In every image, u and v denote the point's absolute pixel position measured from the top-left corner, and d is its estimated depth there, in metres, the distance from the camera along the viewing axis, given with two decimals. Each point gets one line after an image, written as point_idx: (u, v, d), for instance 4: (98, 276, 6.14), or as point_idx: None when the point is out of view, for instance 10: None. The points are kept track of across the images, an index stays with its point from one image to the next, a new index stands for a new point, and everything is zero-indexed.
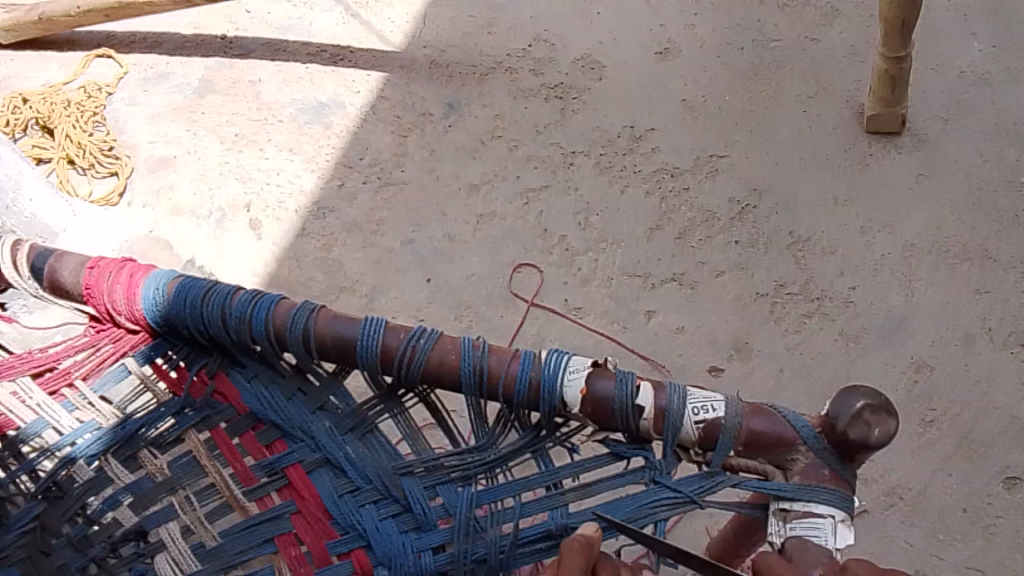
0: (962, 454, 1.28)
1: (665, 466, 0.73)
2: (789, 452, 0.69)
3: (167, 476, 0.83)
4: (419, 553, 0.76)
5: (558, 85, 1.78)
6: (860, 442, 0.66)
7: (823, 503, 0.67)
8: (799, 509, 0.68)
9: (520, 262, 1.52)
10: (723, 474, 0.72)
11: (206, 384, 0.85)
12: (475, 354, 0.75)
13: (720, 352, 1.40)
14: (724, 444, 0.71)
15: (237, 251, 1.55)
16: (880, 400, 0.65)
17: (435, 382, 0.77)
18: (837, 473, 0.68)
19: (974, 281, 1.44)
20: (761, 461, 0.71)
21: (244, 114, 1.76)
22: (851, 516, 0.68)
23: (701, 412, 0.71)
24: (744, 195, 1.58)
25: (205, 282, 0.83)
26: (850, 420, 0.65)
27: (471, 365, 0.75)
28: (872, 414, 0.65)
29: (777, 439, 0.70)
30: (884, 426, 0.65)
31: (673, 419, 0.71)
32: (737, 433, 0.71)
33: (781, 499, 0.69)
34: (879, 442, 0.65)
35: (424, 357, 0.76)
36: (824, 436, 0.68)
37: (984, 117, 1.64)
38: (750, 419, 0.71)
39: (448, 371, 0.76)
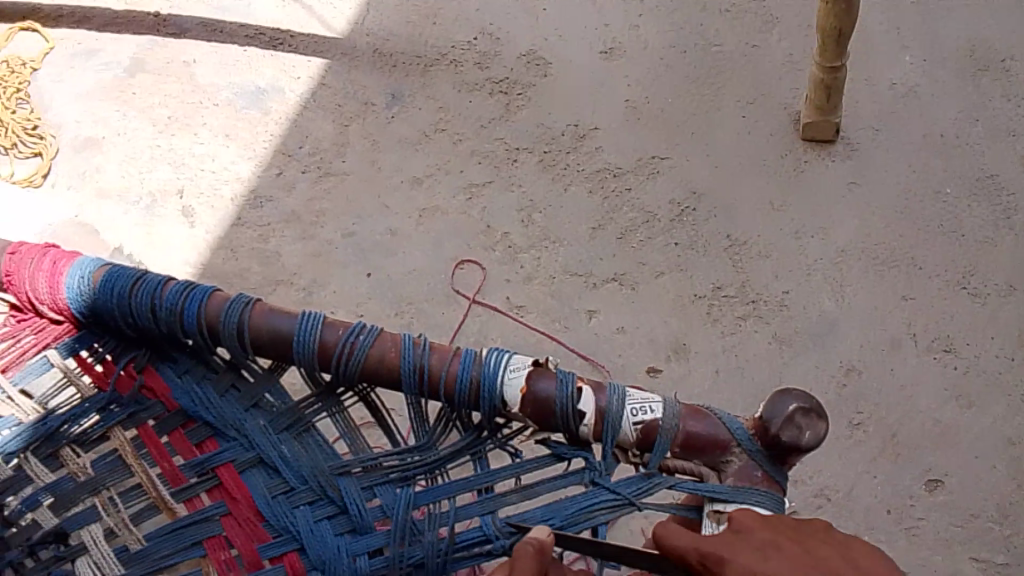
0: (887, 456, 1.32)
1: (605, 466, 0.73)
2: (724, 454, 0.71)
3: (89, 476, 0.78)
4: (354, 557, 0.73)
5: (502, 80, 1.77)
6: (791, 444, 0.67)
7: (756, 504, 0.69)
8: (732, 511, 0.69)
9: (463, 258, 1.51)
10: (660, 476, 0.72)
11: (134, 379, 0.80)
12: (415, 352, 0.74)
13: (658, 352, 1.42)
14: (662, 444, 0.72)
15: (169, 239, 1.50)
16: (811, 403, 0.67)
17: (376, 379, 0.75)
18: (769, 475, 0.70)
19: (901, 288, 1.49)
20: (696, 462, 0.72)
21: (177, 96, 1.70)
22: (781, 517, 0.70)
23: (639, 414, 0.72)
24: (685, 197, 1.60)
25: (134, 272, 0.79)
26: (782, 423, 0.67)
27: (412, 363, 0.74)
28: (803, 416, 0.67)
29: (712, 441, 0.71)
30: (815, 428, 0.67)
31: (612, 420, 0.72)
32: (675, 435, 0.72)
33: (715, 500, 0.70)
34: (810, 444, 0.67)
35: (363, 354, 0.74)
36: (758, 438, 0.70)
37: (913, 128, 1.70)
38: (687, 420, 0.72)
39: (388, 368, 0.75)
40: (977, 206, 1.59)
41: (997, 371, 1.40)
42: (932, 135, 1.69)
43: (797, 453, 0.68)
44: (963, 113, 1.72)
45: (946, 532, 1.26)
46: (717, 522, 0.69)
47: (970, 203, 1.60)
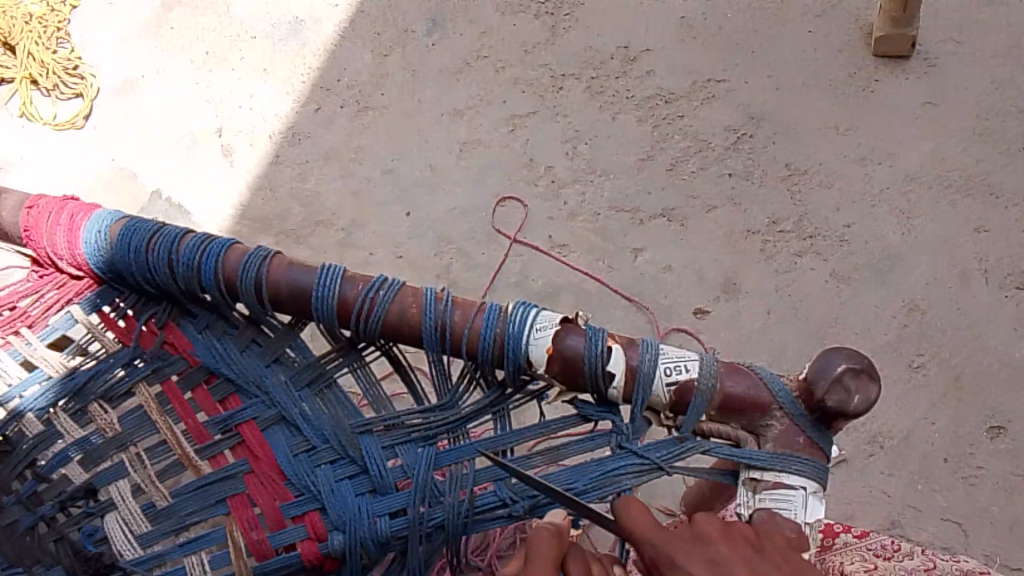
0: (949, 399, 1.25)
1: (634, 430, 0.68)
2: (765, 417, 0.65)
3: (117, 432, 0.78)
4: (375, 518, 0.71)
5: (548, 0, 1.66)
6: (839, 409, 0.61)
7: (797, 473, 0.64)
8: (770, 479, 0.64)
9: (504, 194, 1.46)
10: (694, 440, 0.67)
11: (156, 333, 0.79)
12: (437, 308, 0.70)
13: (707, 292, 1.36)
14: (697, 408, 0.66)
15: (209, 180, 1.49)
16: (863, 364, 0.61)
17: (397, 336, 0.71)
18: (813, 440, 0.64)
19: (975, 219, 1.38)
20: (734, 426, 0.66)
21: (214, 30, 1.66)
22: (824, 487, 0.65)
23: (673, 373, 0.66)
24: (741, 123, 1.50)
25: (152, 224, 0.76)
26: (829, 386, 0.61)
27: (433, 319, 0.69)
28: (853, 378, 0.60)
29: (752, 403, 0.65)
30: (865, 392, 0.60)
31: (644, 379, 0.66)
32: (712, 397, 0.65)
33: (752, 467, 0.65)
34: (859, 410, 0.61)
35: (383, 310, 0.70)
36: (802, 401, 0.64)
37: (1000, 40, 1.55)
38: (726, 380, 0.65)
39: (409, 326, 0.70)
40: None
41: None
42: (1021, 48, 1.53)
43: (844, 418, 0.62)
44: None
45: (1006, 480, 1.20)
46: (754, 491, 0.65)
47: None
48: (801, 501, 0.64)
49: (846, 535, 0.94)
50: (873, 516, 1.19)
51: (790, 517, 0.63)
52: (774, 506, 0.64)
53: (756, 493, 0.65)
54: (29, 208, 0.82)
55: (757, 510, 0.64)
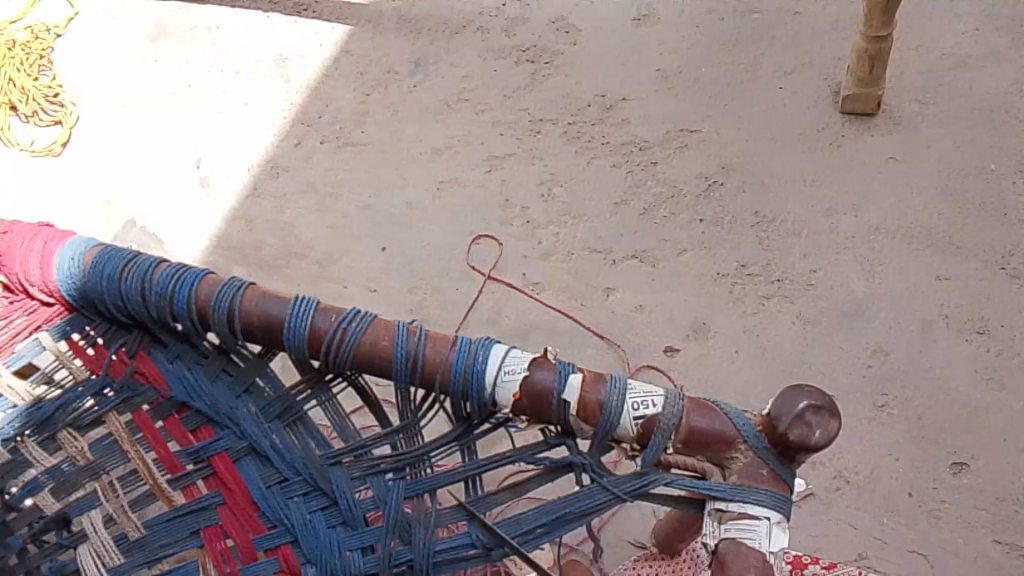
0: (912, 440, 1.27)
1: (595, 462, 0.66)
2: (728, 450, 0.63)
3: (89, 461, 0.75)
4: (346, 553, 0.70)
5: (530, 48, 1.71)
6: (800, 443, 0.60)
7: (759, 502, 0.62)
8: (734, 510, 0.63)
9: (479, 233, 1.48)
10: (656, 472, 0.65)
11: (127, 364, 0.74)
12: (411, 342, 0.66)
13: (677, 332, 1.38)
14: (660, 441, 0.64)
15: (186, 210, 1.49)
16: (825, 400, 0.59)
17: (369, 371, 0.68)
18: (777, 473, 0.63)
19: (936, 268, 1.43)
20: (698, 458, 0.64)
21: (200, 63, 1.68)
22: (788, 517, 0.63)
23: (640, 408, 0.64)
24: (713, 171, 1.54)
25: (127, 252, 0.72)
26: (791, 421, 0.59)
27: (407, 353, 0.66)
28: (815, 414, 0.59)
29: (715, 437, 0.63)
30: (827, 427, 0.59)
31: (610, 413, 0.64)
32: (675, 430, 0.64)
33: (715, 499, 0.63)
34: (821, 444, 0.59)
35: (356, 345, 0.67)
36: (766, 434, 0.62)
37: (961, 99, 1.61)
38: (690, 414, 0.64)
39: (382, 360, 0.67)
40: None
41: None
42: (980, 108, 1.60)
43: (806, 453, 0.61)
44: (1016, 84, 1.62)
45: (971, 516, 1.21)
46: (719, 522, 0.63)
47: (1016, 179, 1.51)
48: (765, 530, 0.62)
49: (816, 567, 0.95)
50: (838, 555, 1.19)
51: (754, 547, 0.61)
52: (738, 536, 0.62)
53: (720, 524, 0.63)
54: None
55: (721, 540, 0.63)
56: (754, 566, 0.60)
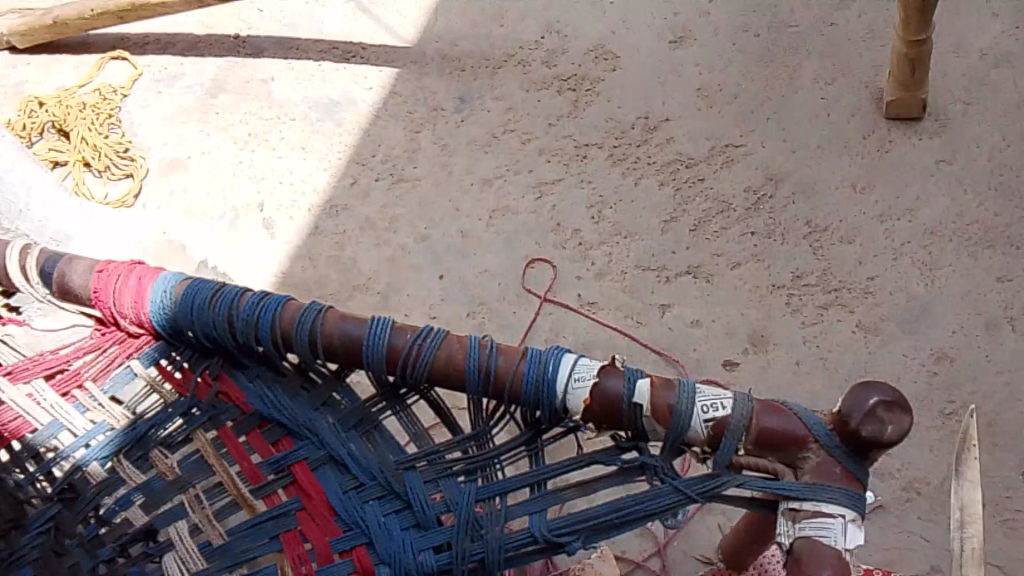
0: (983, 446, 1.26)
1: (664, 464, 0.67)
2: (800, 449, 0.63)
3: (177, 475, 0.78)
4: (419, 553, 0.70)
5: (570, 76, 1.75)
6: (873, 440, 0.59)
7: (833, 501, 0.60)
8: (809, 508, 0.61)
9: (534, 256, 1.52)
10: (728, 474, 0.65)
11: (211, 385, 0.79)
12: (482, 353, 0.69)
13: (736, 345, 1.38)
14: (731, 443, 0.64)
15: (251, 250, 1.56)
16: (896, 396, 0.59)
17: (442, 383, 0.70)
18: (850, 472, 0.61)
19: (997, 268, 1.41)
20: (770, 459, 0.64)
21: (256, 113, 1.77)
22: (863, 518, 0.61)
23: (710, 410, 0.65)
24: (761, 184, 1.55)
25: (213, 283, 0.76)
26: (863, 417, 0.59)
27: (478, 364, 0.68)
28: (887, 410, 0.59)
29: (787, 437, 0.63)
30: (899, 423, 0.59)
31: (679, 418, 0.65)
32: (747, 431, 0.64)
33: (788, 498, 0.62)
34: (893, 440, 0.59)
35: (431, 357, 0.69)
36: (837, 433, 0.61)
37: (1009, 99, 1.60)
38: (760, 415, 0.64)
39: (456, 372, 0.69)
40: None
41: None
42: None
43: (879, 450, 0.60)
44: None
45: None
46: (793, 521, 0.62)
47: None
48: (840, 528, 0.60)
49: None
50: (915, 564, 1.18)
51: (830, 545, 0.60)
52: (814, 535, 0.60)
53: (794, 523, 0.62)
54: (99, 270, 0.81)
55: (796, 539, 0.61)
56: (830, 562, 0.59)
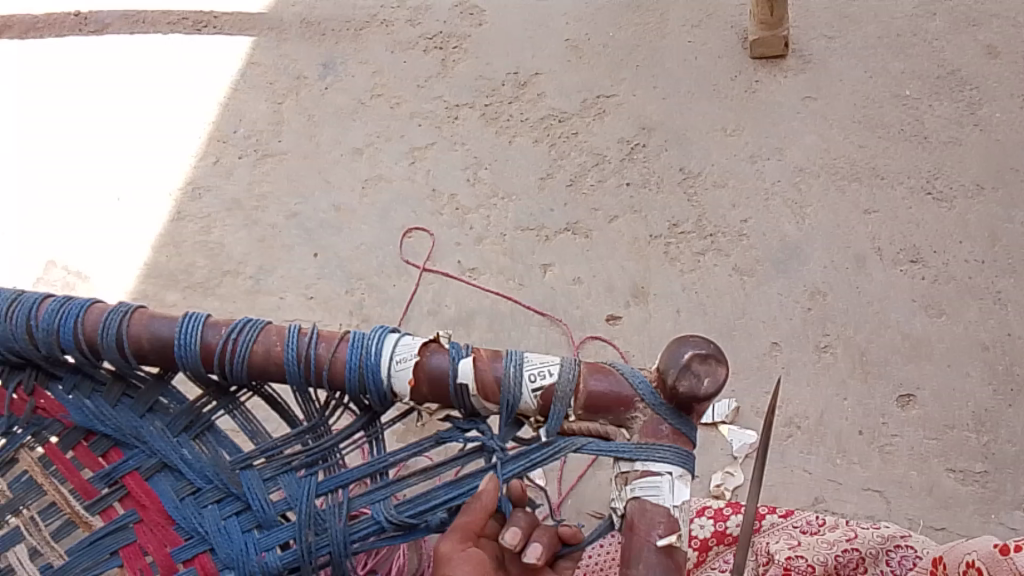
0: (857, 376, 1.29)
1: (501, 438, 0.65)
2: (627, 410, 0.62)
3: (9, 498, 0.75)
4: (263, 553, 0.69)
5: (437, 35, 1.69)
6: (691, 394, 0.59)
7: (660, 460, 0.60)
8: (638, 470, 0.61)
9: (410, 227, 1.47)
10: (564, 440, 0.63)
11: (27, 401, 0.73)
12: (301, 342, 0.65)
13: (617, 298, 1.38)
14: (560, 410, 0.63)
15: (113, 243, 1.47)
16: (710, 348, 0.59)
17: (264, 377, 0.66)
18: (677, 428, 0.61)
19: (863, 201, 1.44)
20: (601, 422, 0.63)
21: (107, 97, 1.65)
22: (692, 473, 0.61)
23: (538, 379, 0.63)
24: (634, 134, 1.54)
25: (9, 292, 0.69)
26: (679, 373, 0.59)
27: (296, 353, 0.65)
28: (701, 363, 0.58)
29: (614, 398, 0.62)
30: (715, 375, 0.59)
31: (509, 391, 0.63)
32: (575, 397, 0.63)
33: (619, 461, 0.61)
34: (711, 392, 0.59)
35: (247, 351, 0.65)
36: (661, 390, 0.61)
37: (868, 31, 1.62)
38: (588, 378, 0.63)
39: (276, 365, 0.65)
40: (941, 105, 1.52)
41: (970, 276, 1.36)
42: (889, 37, 1.61)
43: (700, 404, 0.60)
44: (920, 7, 1.63)
45: (920, 446, 1.24)
46: (624, 484, 0.61)
47: (932, 102, 1.53)
48: (666, 486, 0.60)
49: (773, 516, 1.06)
50: (799, 498, 1.21)
51: (658, 504, 0.59)
52: (643, 495, 0.60)
53: (626, 486, 0.61)
54: None
55: (628, 503, 0.61)
56: (660, 522, 0.59)
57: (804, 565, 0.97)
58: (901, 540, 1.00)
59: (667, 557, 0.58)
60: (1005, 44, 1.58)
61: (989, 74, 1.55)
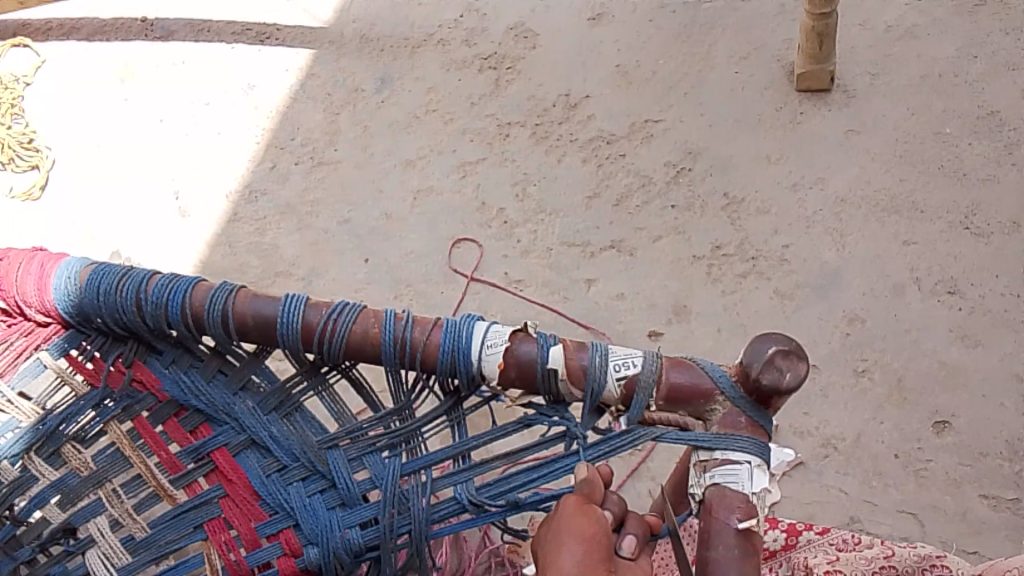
0: (893, 401, 1.32)
1: (584, 426, 0.68)
2: (707, 403, 0.66)
3: (92, 470, 0.76)
4: (346, 530, 0.71)
5: (491, 55, 1.74)
6: (773, 388, 0.63)
7: (740, 449, 0.64)
8: (718, 458, 0.65)
9: (460, 237, 1.52)
10: (643, 428, 0.67)
11: (124, 373, 0.76)
12: (397, 324, 0.69)
13: (659, 315, 1.42)
14: (643, 399, 0.67)
15: (169, 239, 1.53)
16: (791, 344, 0.63)
17: (359, 357, 0.70)
18: (754, 420, 0.66)
19: (902, 233, 1.47)
20: (681, 413, 0.67)
21: (168, 99, 1.71)
22: (769, 463, 0.65)
23: (622, 369, 0.67)
24: (679, 158, 1.58)
25: (120, 267, 0.73)
26: (762, 366, 0.63)
27: (393, 335, 0.69)
28: (784, 358, 0.62)
29: (694, 391, 0.66)
30: (796, 370, 0.62)
31: (594, 380, 0.67)
32: (658, 388, 0.67)
33: (699, 449, 0.66)
34: (792, 386, 0.62)
35: (346, 331, 0.69)
36: (740, 384, 0.65)
37: (911, 70, 1.65)
38: (669, 371, 0.67)
39: (372, 345, 0.69)
40: (980, 144, 1.55)
41: (1007, 310, 1.39)
42: (931, 77, 1.64)
43: (780, 397, 0.64)
44: (962, 49, 1.67)
45: (955, 472, 1.26)
46: (703, 471, 0.65)
47: (972, 140, 1.56)
48: (746, 473, 0.64)
49: (809, 533, 1.05)
50: (832, 515, 1.24)
51: (737, 490, 0.63)
52: (723, 482, 0.64)
53: (705, 473, 0.65)
54: None
55: (707, 489, 0.65)
56: (738, 507, 0.62)
57: None
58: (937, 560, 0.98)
59: (746, 538, 0.61)
60: None
61: None
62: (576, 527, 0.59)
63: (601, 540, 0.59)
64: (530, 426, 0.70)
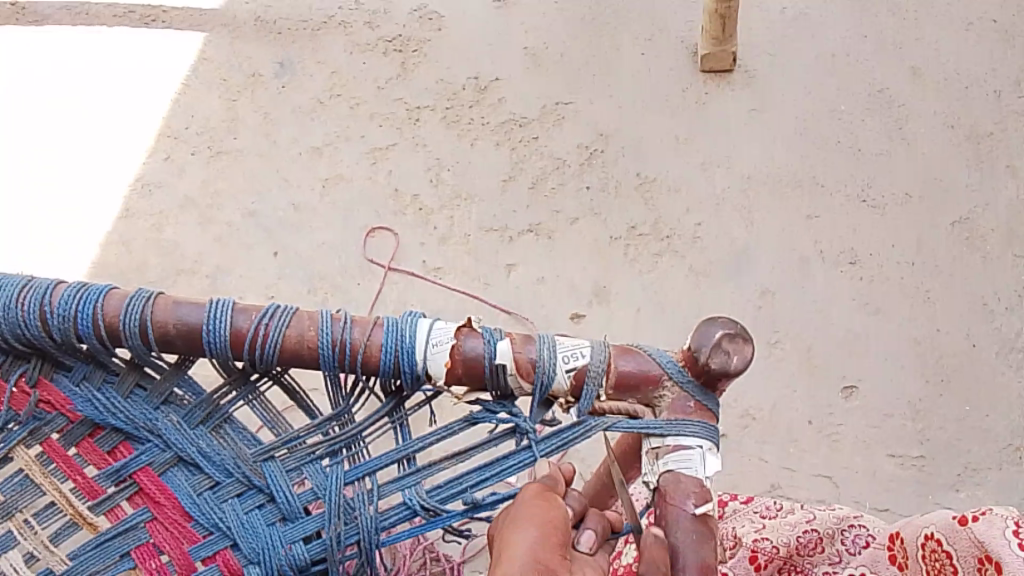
0: (806, 369, 1.38)
1: (532, 420, 0.67)
2: (656, 389, 0.66)
3: (0, 501, 0.71)
4: (290, 545, 0.68)
5: (396, 38, 1.69)
6: (722, 371, 0.63)
7: (691, 434, 0.65)
8: (670, 444, 0.65)
9: (374, 226, 1.48)
10: (594, 419, 0.66)
11: (29, 394, 0.69)
12: (335, 327, 0.65)
13: (581, 298, 1.42)
14: (592, 390, 0.66)
15: (61, 241, 1.43)
16: (738, 328, 0.63)
17: (295, 362, 0.66)
18: (703, 404, 0.66)
19: (806, 208, 1.53)
20: (630, 401, 0.66)
21: (46, 87, 1.59)
22: (718, 444, 0.66)
23: (570, 360, 0.66)
24: (592, 139, 1.59)
25: (19, 277, 0.66)
26: (711, 351, 0.63)
27: (332, 338, 0.65)
28: (730, 342, 0.62)
29: (643, 378, 0.66)
30: (742, 353, 0.63)
31: (543, 373, 0.65)
32: (607, 377, 0.66)
33: (651, 437, 0.65)
34: (740, 369, 0.63)
35: (280, 336, 0.65)
36: (688, 369, 0.65)
37: (806, 48, 1.71)
38: (617, 359, 0.66)
39: (309, 351, 0.65)
40: (872, 120, 1.63)
41: (904, 277, 1.46)
42: (825, 56, 1.71)
43: (727, 380, 0.64)
44: (852, 29, 1.74)
45: (864, 435, 1.33)
46: (656, 459, 0.65)
47: (864, 116, 1.63)
48: (698, 458, 0.64)
49: (734, 503, 1.06)
50: (755, 484, 1.30)
51: (692, 475, 0.64)
52: (677, 468, 0.64)
53: (658, 460, 0.65)
54: None
55: (661, 475, 0.65)
56: (694, 492, 0.63)
57: (769, 547, 0.99)
58: (855, 519, 0.98)
59: (702, 523, 0.62)
60: (928, 66, 1.69)
61: (914, 92, 1.66)
62: (536, 508, 0.59)
63: (561, 526, 0.58)
64: (475, 424, 0.68)
